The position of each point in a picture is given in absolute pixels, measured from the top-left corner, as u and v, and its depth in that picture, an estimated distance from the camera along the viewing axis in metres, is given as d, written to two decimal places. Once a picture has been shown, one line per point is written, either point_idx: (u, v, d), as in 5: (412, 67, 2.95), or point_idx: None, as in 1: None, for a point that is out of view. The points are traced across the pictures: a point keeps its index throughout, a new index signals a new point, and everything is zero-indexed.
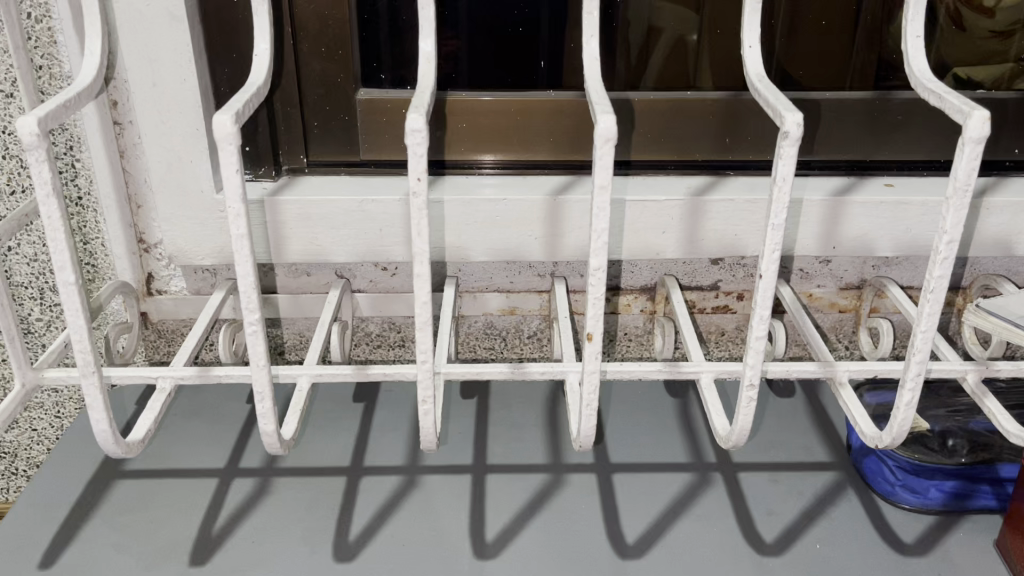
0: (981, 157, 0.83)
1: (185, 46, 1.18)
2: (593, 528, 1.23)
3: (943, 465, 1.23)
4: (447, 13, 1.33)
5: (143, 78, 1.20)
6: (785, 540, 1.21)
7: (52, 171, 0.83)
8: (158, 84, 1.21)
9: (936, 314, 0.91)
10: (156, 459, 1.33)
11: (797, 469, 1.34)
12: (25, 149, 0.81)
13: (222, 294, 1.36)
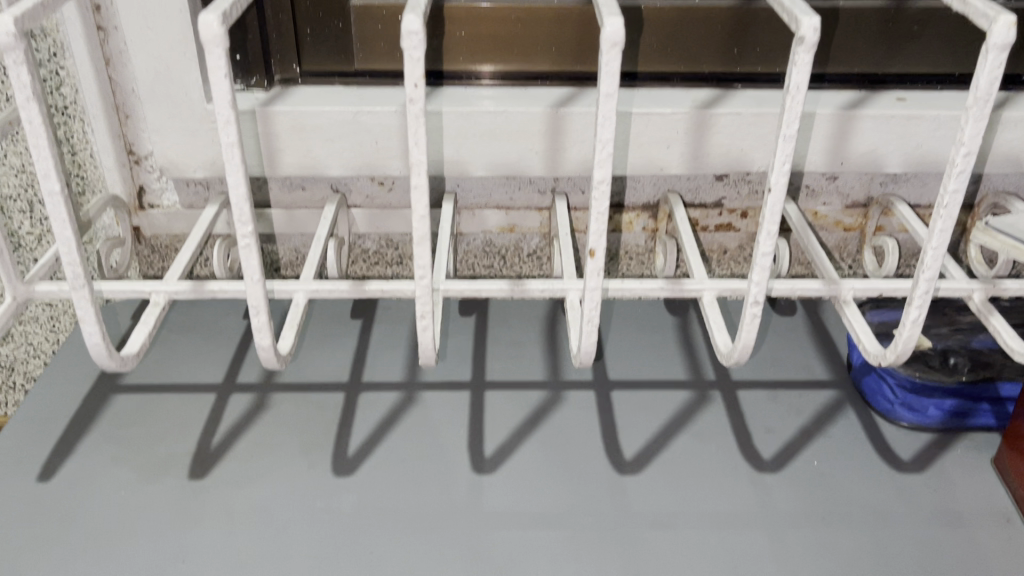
0: (1004, 66, 0.80)
1: None
2: (592, 443, 1.23)
3: (943, 383, 1.22)
4: None
5: None
6: (783, 457, 1.22)
7: (31, 74, 0.79)
8: None
9: (949, 230, 0.89)
10: (152, 373, 1.33)
11: (797, 387, 1.34)
12: (2, 50, 0.77)
13: (215, 208, 1.33)
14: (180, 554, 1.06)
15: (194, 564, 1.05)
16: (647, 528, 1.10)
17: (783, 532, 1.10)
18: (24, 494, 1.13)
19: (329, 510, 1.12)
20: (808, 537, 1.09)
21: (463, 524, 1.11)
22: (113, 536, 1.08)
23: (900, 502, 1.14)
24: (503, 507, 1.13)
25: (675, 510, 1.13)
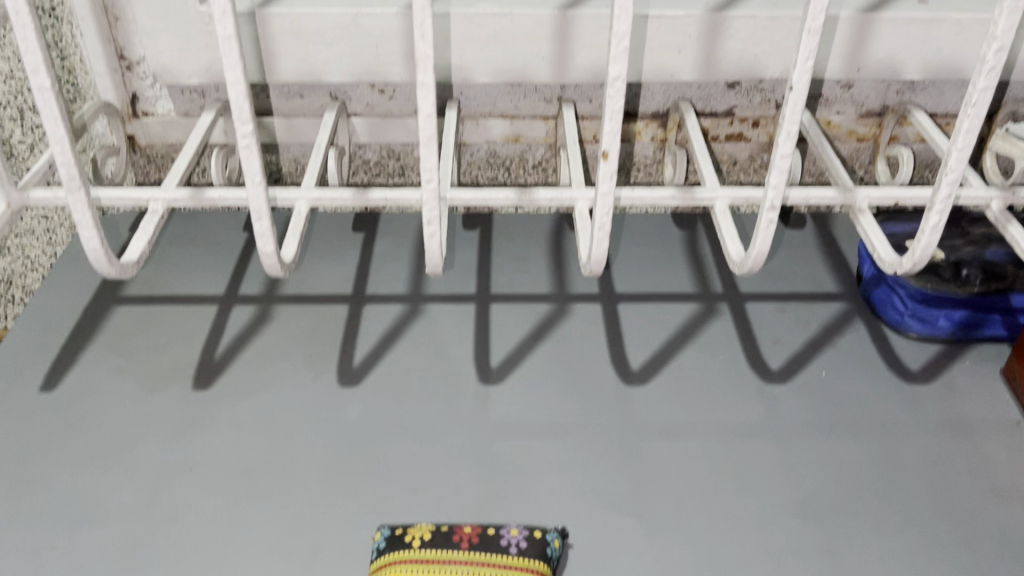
0: None
1: None
2: (599, 355, 1.22)
3: (954, 295, 1.20)
4: None
5: None
6: (791, 367, 1.21)
7: None
8: None
9: (974, 130, 0.86)
10: (153, 285, 1.31)
11: (806, 299, 1.32)
12: None
13: (212, 115, 1.28)
14: (186, 462, 1.06)
15: (202, 472, 1.05)
16: (655, 437, 1.10)
17: (789, 441, 1.10)
18: (28, 403, 1.12)
19: (335, 419, 1.11)
20: (815, 446, 1.09)
21: (470, 432, 1.10)
22: (119, 444, 1.07)
23: (907, 411, 1.14)
24: (509, 417, 1.13)
25: (682, 420, 1.13)
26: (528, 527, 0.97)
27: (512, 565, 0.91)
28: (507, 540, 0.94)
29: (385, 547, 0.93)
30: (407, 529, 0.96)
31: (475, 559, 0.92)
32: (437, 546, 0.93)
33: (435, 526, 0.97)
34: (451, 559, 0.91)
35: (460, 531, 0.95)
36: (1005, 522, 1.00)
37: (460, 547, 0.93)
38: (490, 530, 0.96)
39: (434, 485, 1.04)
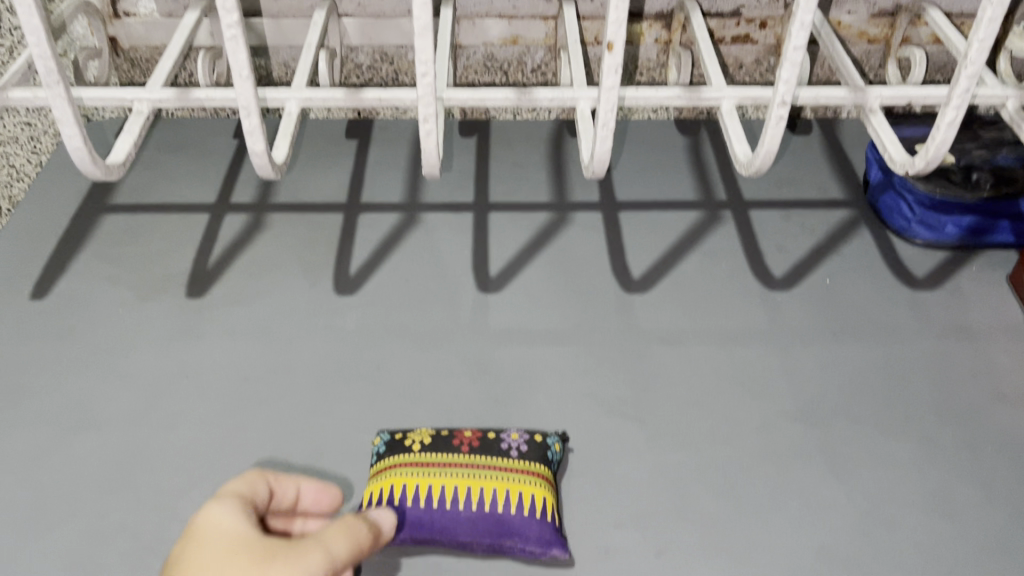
0: None
1: None
2: (600, 262, 1.20)
3: (963, 201, 1.17)
4: None
5: None
6: (795, 274, 1.19)
7: None
8: None
9: (998, 20, 0.80)
10: (141, 193, 1.27)
11: (811, 207, 1.29)
12: None
13: (197, 15, 1.22)
14: (182, 369, 1.04)
15: (197, 378, 1.03)
16: (656, 344, 1.09)
17: (792, 347, 1.09)
18: (19, 311, 1.10)
19: (332, 328, 1.10)
20: (818, 351, 1.08)
21: (469, 340, 1.09)
22: (113, 352, 1.06)
23: (912, 317, 1.13)
24: (509, 325, 1.11)
25: (684, 327, 1.11)
26: (528, 430, 0.96)
27: (513, 468, 0.91)
28: (508, 444, 0.93)
29: (385, 451, 0.93)
30: (406, 433, 0.95)
31: (475, 463, 0.91)
32: (437, 449, 0.92)
33: (435, 430, 0.96)
34: (452, 462, 0.91)
35: (460, 435, 0.95)
36: (1006, 425, 1.00)
37: (461, 451, 0.92)
38: (490, 433, 0.95)
39: (433, 392, 1.03)
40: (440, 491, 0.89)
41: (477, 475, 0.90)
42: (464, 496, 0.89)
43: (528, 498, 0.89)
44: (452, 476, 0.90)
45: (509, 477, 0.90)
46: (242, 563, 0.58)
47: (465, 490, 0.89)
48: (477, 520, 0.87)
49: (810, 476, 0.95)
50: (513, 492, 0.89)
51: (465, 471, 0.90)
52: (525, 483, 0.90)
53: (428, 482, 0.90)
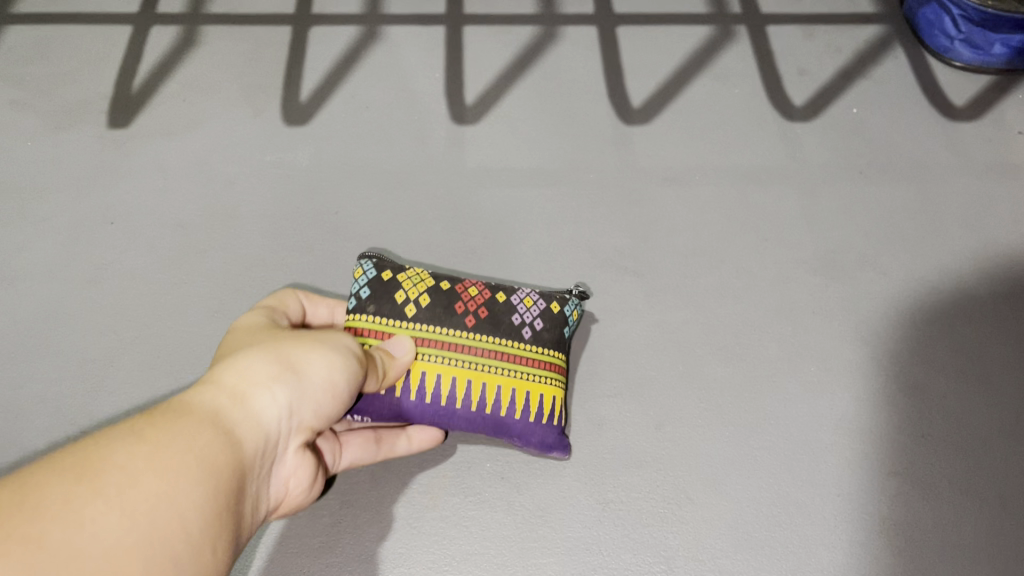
0: None
1: None
2: (593, 87, 1.03)
3: (1017, 17, 0.99)
4: None
5: None
6: (817, 103, 1.03)
7: None
8: None
9: None
10: (48, 0, 1.07)
11: (838, 21, 1.12)
12: None
13: None
14: (108, 213, 0.89)
15: (126, 225, 0.89)
16: (659, 184, 0.95)
17: (814, 188, 0.95)
18: None
19: (284, 165, 0.94)
20: (842, 193, 0.95)
21: (443, 179, 0.94)
22: (25, 191, 0.91)
23: (948, 152, 0.99)
24: (488, 162, 0.96)
25: (692, 163, 0.97)
26: (545, 295, 0.73)
27: (527, 358, 0.69)
28: (522, 321, 0.70)
29: (366, 308, 0.69)
30: (396, 282, 0.70)
31: (483, 346, 0.68)
32: (436, 320, 0.68)
33: (431, 281, 0.71)
34: (454, 342, 0.68)
35: (464, 296, 0.70)
36: None
37: (465, 326, 0.68)
38: (501, 294, 0.71)
39: (402, 240, 0.89)
40: (438, 382, 0.67)
41: (486, 366, 0.67)
42: (466, 392, 0.67)
43: (538, 400, 0.69)
44: (454, 363, 0.67)
45: (521, 371, 0.68)
46: (283, 334, 0.58)
47: (468, 384, 0.67)
48: (476, 422, 0.68)
49: (833, 335, 0.84)
50: (521, 394, 0.68)
51: (470, 357, 0.67)
52: (536, 381, 0.69)
53: (423, 368, 0.67)
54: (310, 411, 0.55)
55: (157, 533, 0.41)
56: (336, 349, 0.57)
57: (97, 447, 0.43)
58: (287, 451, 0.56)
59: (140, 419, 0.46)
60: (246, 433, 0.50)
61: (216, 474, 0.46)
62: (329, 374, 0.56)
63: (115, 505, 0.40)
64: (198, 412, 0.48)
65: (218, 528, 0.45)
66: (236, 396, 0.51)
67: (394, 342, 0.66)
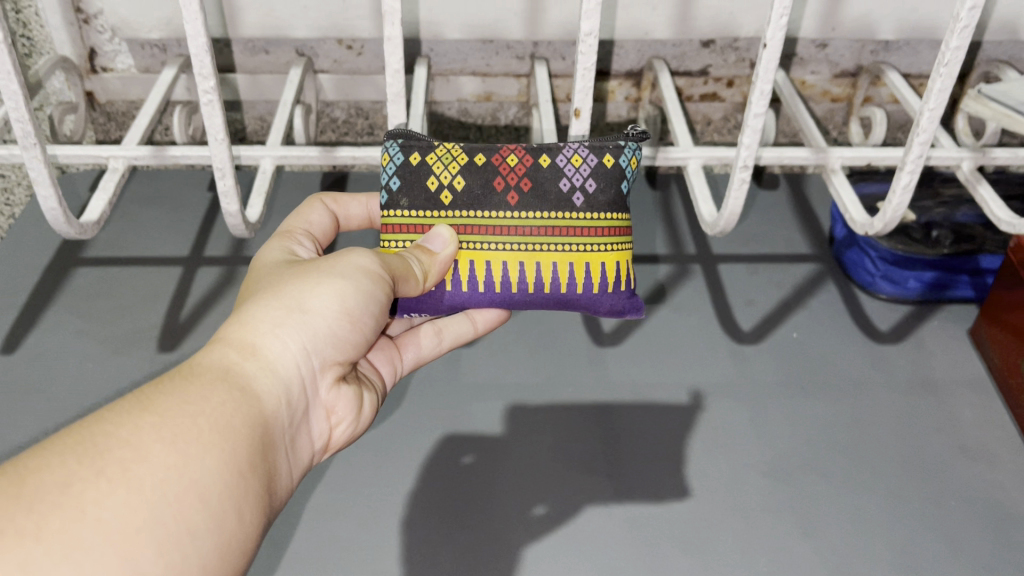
0: None
1: None
2: (573, 315, 1.21)
3: (924, 257, 1.20)
4: None
5: None
6: (763, 328, 1.21)
7: None
8: None
9: (948, 90, 0.86)
10: (114, 246, 1.28)
11: (778, 260, 1.32)
12: None
13: (174, 71, 1.25)
14: None
15: None
16: (627, 397, 1.10)
17: (762, 401, 1.11)
18: None
19: None
20: (785, 406, 1.10)
21: (442, 395, 1.10)
22: (84, 407, 1.06)
23: (875, 370, 1.15)
24: (481, 379, 1.12)
25: (655, 379, 1.13)
26: (596, 148, 0.81)
27: (577, 230, 0.81)
28: (572, 186, 0.80)
29: (403, 201, 0.81)
30: (426, 167, 0.81)
31: (529, 227, 0.81)
32: (477, 207, 0.80)
33: (464, 158, 0.81)
34: (502, 226, 0.81)
35: (502, 169, 0.81)
36: (972, 479, 1.02)
37: (509, 206, 0.80)
38: (543, 160, 0.81)
39: (405, 447, 1.03)
40: (488, 268, 0.82)
41: (531, 247, 0.81)
42: (518, 276, 0.82)
43: (596, 267, 0.83)
44: (501, 249, 0.81)
45: (570, 245, 0.81)
46: (295, 271, 0.71)
47: (519, 266, 0.82)
48: (536, 298, 0.84)
49: (781, 532, 0.96)
50: (579, 265, 0.82)
51: (520, 239, 0.81)
52: (593, 251, 0.82)
53: (472, 258, 0.82)
54: (326, 344, 0.68)
55: (171, 493, 0.51)
56: (342, 278, 0.69)
57: (106, 422, 0.52)
58: (319, 382, 0.69)
59: (159, 385, 0.57)
60: (262, 381, 0.63)
61: (230, 427, 0.57)
62: (335, 301, 0.68)
63: (120, 479, 0.49)
64: (212, 372, 0.60)
65: (239, 465, 0.56)
66: (248, 350, 0.63)
67: (432, 236, 0.79)
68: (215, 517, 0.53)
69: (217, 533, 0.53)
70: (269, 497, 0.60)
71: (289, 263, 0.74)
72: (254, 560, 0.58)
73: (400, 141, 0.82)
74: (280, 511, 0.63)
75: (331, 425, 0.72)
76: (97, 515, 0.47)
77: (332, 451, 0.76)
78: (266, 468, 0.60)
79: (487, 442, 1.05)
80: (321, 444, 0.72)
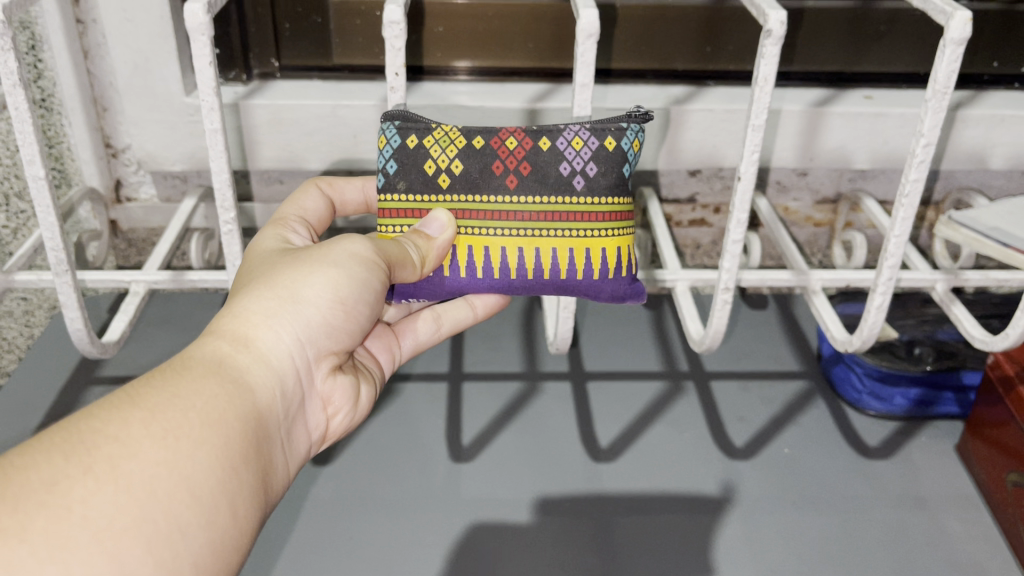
0: (946, 109, 0.87)
1: None
2: (570, 431, 1.25)
3: (909, 373, 1.25)
4: None
5: None
6: (755, 444, 1.24)
7: (28, 97, 0.86)
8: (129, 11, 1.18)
9: (911, 219, 0.93)
10: (130, 366, 1.33)
11: (769, 377, 1.36)
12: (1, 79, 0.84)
13: (193, 201, 1.33)
14: None
15: None
16: (623, 512, 1.13)
17: (754, 516, 1.13)
18: None
19: (310, 498, 1.14)
20: (778, 521, 1.12)
21: (442, 510, 1.13)
22: None
23: (865, 485, 1.18)
24: (480, 494, 1.15)
25: (650, 495, 1.16)
26: (597, 130, 0.84)
27: (576, 215, 0.85)
28: (572, 170, 0.84)
29: (399, 185, 0.85)
30: (423, 150, 0.84)
31: (527, 211, 0.85)
32: (476, 192, 0.84)
33: (462, 141, 0.84)
34: (501, 212, 0.85)
35: (501, 152, 0.84)
36: None
37: (509, 189, 0.84)
38: (543, 143, 0.84)
39: (405, 563, 1.06)
40: (488, 254, 0.86)
41: (531, 232, 0.85)
42: (518, 261, 0.86)
43: (596, 253, 0.87)
44: (501, 234, 0.86)
45: (570, 231, 0.86)
46: (288, 260, 0.76)
47: (519, 252, 0.86)
48: (537, 284, 0.88)
49: None
50: (579, 250, 0.86)
51: (520, 225, 0.85)
52: (593, 237, 0.86)
53: (471, 243, 0.86)
54: (319, 332, 0.74)
55: (160, 490, 0.55)
56: (336, 267, 0.75)
57: (96, 420, 0.56)
58: (315, 369, 0.76)
59: (152, 379, 0.62)
60: (255, 372, 0.68)
61: (220, 421, 0.62)
62: (325, 286, 0.73)
63: (108, 477, 0.54)
64: (205, 365, 0.65)
65: (228, 454, 0.61)
66: (240, 343, 0.69)
67: (430, 220, 0.83)
68: (205, 512, 0.58)
69: (208, 527, 0.58)
70: (263, 490, 0.66)
71: (282, 250, 0.80)
72: (247, 552, 0.63)
73: (397, 123, 0.85)
74: (275, 504, 0.69)
75: (328, 415, 0.79)
76: (84, 513, 0.52)
77: (330, 441, 0.83)
78: (258, 461, 0.65)
79: (486, 557, 1.07)
80: (320, 433, 0.79)
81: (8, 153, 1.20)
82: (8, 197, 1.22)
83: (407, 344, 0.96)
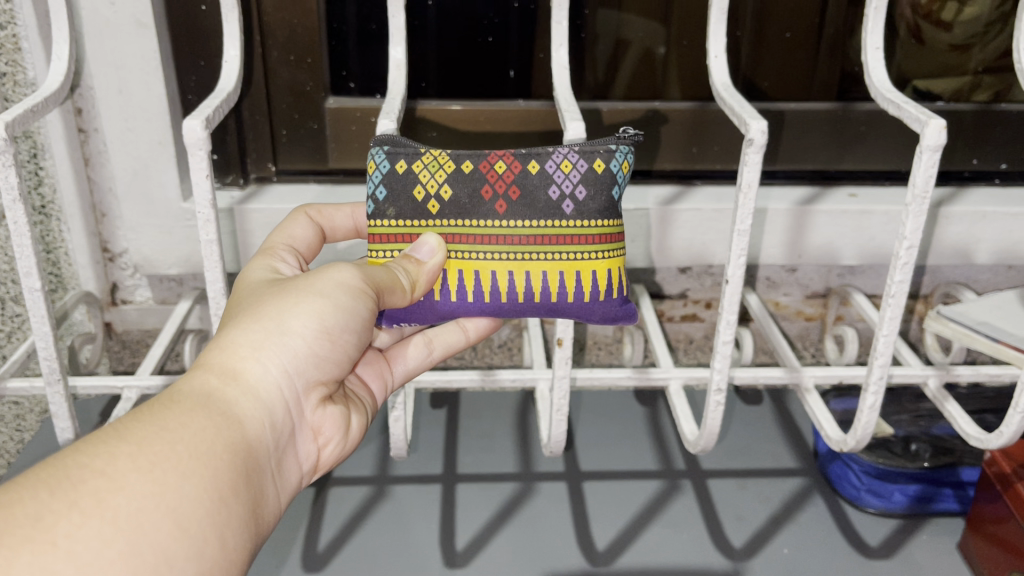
0: (925, 216, 0.89)
1: (156, 82, 1.18)
2: (564, 535, 1.23)
3: (906, 469, 1.24)
4: (414, 39, 1.28)
5: (115, 112, 1.20)
6: (754, 544, 1.22)
7: (27, 212, 0.88)
8: (130, 123, 1.21)
9: (898, 318, 0.94)
10: None
11: (766, 474, 1.35)
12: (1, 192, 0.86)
13: (188, 303, 1.34)
14: None
15: None
16: None
17: None
18: None
19: None
20: None
21: None
22: None
23: None
24: None
25: None
26: (586, 153, 0.86)
27: (565, 238, 0.86)
28: (561, 194, 0.86)
29: (387, 209, 0.87)
30: (412, 174, 0.86)
31: (515, 234, 0.86)
32: (465, 216, 0.86)
33: (451, 165, 0.87)
34: (489, 236, 0.86)
35: (489, 176, 0.86)
36: None
37: (498, 213, 0.86)
38: (532, 166, 0.86)
39: None
40: (477, 278, 0.87)
41: (521, 256, 0.87)
42: (507, 284, 0.88)
43: (587, 276, 0.88)
44: (491, 258, 0.87)
45: (559, 255, 0.87)
46: (274, 291, 0.77)
47: (508, 275, 0.87)
48: (526, 306, 0.89)
49: None
50: (569, 273, 0.87)
51: (508, 249, 0.87)
52: (582, 259, 0.87)
53: (461, 268, 0.87)
54: (307, 363, 0.74)
55: (147, 524, 0.55)
56: (322, 297, 0.75)
57: (81, 456, 0.57)
58: (305, 401, 0.76)
59: (139, 413, 0.62)
60: (243, 405, 0.68)
61: (207, 451, 0.62)
62: (310, 313, 0.74)
63: (94, 512, 0.53)
64: (192, 398, 0.65)
65: (216, 482, 0.61)
66: (227, 375, 0.69)
67: (420, 244, 0.85)
68: (195, 545, 0.57)
69: (198, 559, 0.57)
70: (255, 521, 0.65)
71: (267, 283, 0.81)
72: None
73: (385, 149, 0.87)
74: (269, 535, 0.69)
75: (319, 446, 0.79)
76: (69, 549, 0.51)
77: (323, 472, 0.82)
78: (249, 494, 0.65)
79: None
80: (310, 465, 0.79)
81: (6, 260, 1.21)
82: (5, 302, 1.23)
83: (398, 369, 0.97)
